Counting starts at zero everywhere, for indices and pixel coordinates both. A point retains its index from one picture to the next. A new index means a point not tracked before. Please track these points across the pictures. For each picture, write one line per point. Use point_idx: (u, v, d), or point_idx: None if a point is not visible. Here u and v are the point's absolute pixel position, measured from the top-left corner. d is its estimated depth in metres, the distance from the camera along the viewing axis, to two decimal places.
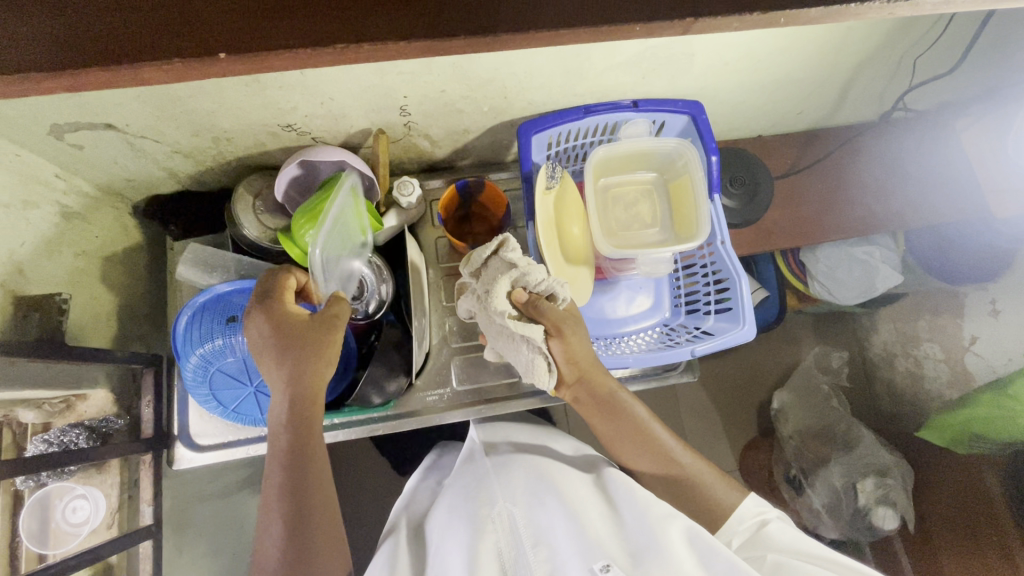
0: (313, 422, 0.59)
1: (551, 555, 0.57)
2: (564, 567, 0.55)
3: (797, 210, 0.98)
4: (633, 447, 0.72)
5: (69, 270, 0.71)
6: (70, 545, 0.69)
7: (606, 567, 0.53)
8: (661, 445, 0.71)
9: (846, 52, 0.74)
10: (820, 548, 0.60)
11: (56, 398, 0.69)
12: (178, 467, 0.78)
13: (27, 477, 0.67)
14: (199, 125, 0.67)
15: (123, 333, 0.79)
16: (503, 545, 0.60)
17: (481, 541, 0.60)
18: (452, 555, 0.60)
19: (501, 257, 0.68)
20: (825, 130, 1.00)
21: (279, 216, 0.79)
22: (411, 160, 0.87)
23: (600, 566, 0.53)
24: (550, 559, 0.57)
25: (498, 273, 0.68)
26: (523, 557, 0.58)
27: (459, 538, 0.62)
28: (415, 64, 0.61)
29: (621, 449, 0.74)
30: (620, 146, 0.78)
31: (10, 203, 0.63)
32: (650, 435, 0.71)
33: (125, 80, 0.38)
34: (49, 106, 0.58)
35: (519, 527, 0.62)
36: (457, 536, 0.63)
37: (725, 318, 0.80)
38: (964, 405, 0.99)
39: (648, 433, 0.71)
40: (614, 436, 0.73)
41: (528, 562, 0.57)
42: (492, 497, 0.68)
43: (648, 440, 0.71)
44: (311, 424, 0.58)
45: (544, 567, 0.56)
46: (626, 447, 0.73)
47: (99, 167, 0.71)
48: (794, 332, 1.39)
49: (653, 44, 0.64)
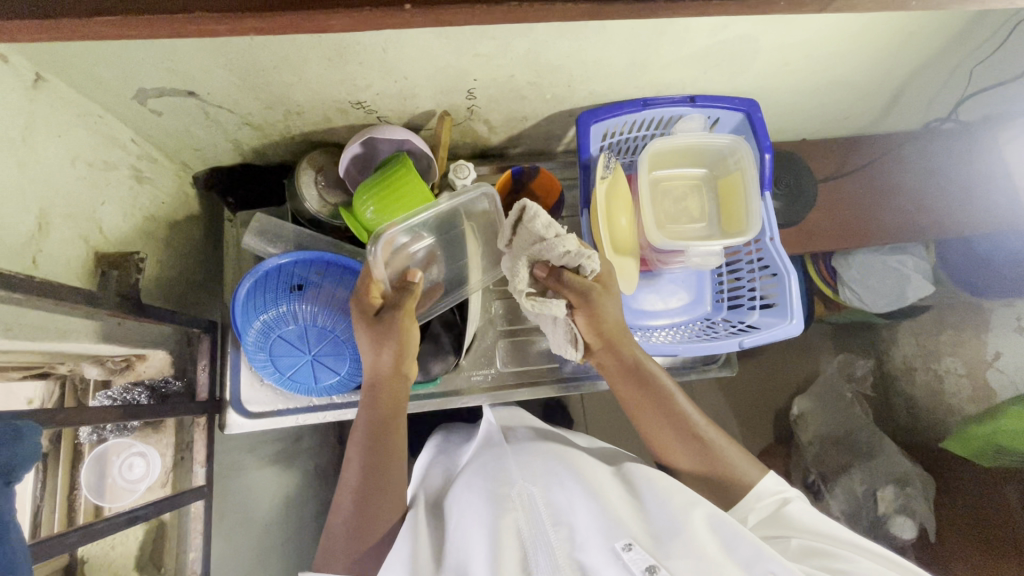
0: (395, 408, 0.67)
1: (568, 537, 0.51)
2: (583, 549, 0.49)
3: (839, 214, 0.99)
4: (662, 420, 0.71)
5: (138, 232, 0.73)
6: (127, 500, 0.71)
7: (629, 547, 0.48)
8: (690, 421, 0.70)
9: (903, 53, 0.77)
10: (843, 533, 0.58)
11: (119, 357, 0.72)
12: (229, 431, 0.79)
13: (91, 431, 0.71)
14: (275, 97, 0.69)
15: (182, 299, 0.82)
16: (522, 524, 0.53)
17: (500, 515, 0.52)
18: (462, 532, 0.54)
19: (527, 228, 0.64)
20: (870, 137, 1.01)
21: (339, 192, 0.81)
22: (465, 145, 0.89)
23: (622, 545, 0.48)
24: (568, 540, 0.51)
25: (525, 243, 0.66)
26: (542, 538, 0.51)
27: (471, 515, 0.55)
28: (493, 46, 0.63)
29: (648, 428, 0.72)
30: (675, 139, 0.79)
31: (93, 163, 0.65)
32: (677, 408, 0.71)
33: (294, 24, 0.41)
34: (142, 69, 0.60)
35: (534, 505, 0.55)
36: (467, 511, 0.56)
37: (771, 313, 0.82)
38: (991, 418, 0.97)
39: (676, 407, 0.71)
40: (642, 410, 0.72)
41: (547, 543, 0.50)
42: (502, 468, 0.61)
43: (677, 414, 0.70)
44: (392, 409, 0.67)
45: (563, 549, 0.50)
46: (654, 424, 0.72)
47: (172, 134, 0.74)
48: (819, 339, 1.40)
49: (722, 38, 0.67)
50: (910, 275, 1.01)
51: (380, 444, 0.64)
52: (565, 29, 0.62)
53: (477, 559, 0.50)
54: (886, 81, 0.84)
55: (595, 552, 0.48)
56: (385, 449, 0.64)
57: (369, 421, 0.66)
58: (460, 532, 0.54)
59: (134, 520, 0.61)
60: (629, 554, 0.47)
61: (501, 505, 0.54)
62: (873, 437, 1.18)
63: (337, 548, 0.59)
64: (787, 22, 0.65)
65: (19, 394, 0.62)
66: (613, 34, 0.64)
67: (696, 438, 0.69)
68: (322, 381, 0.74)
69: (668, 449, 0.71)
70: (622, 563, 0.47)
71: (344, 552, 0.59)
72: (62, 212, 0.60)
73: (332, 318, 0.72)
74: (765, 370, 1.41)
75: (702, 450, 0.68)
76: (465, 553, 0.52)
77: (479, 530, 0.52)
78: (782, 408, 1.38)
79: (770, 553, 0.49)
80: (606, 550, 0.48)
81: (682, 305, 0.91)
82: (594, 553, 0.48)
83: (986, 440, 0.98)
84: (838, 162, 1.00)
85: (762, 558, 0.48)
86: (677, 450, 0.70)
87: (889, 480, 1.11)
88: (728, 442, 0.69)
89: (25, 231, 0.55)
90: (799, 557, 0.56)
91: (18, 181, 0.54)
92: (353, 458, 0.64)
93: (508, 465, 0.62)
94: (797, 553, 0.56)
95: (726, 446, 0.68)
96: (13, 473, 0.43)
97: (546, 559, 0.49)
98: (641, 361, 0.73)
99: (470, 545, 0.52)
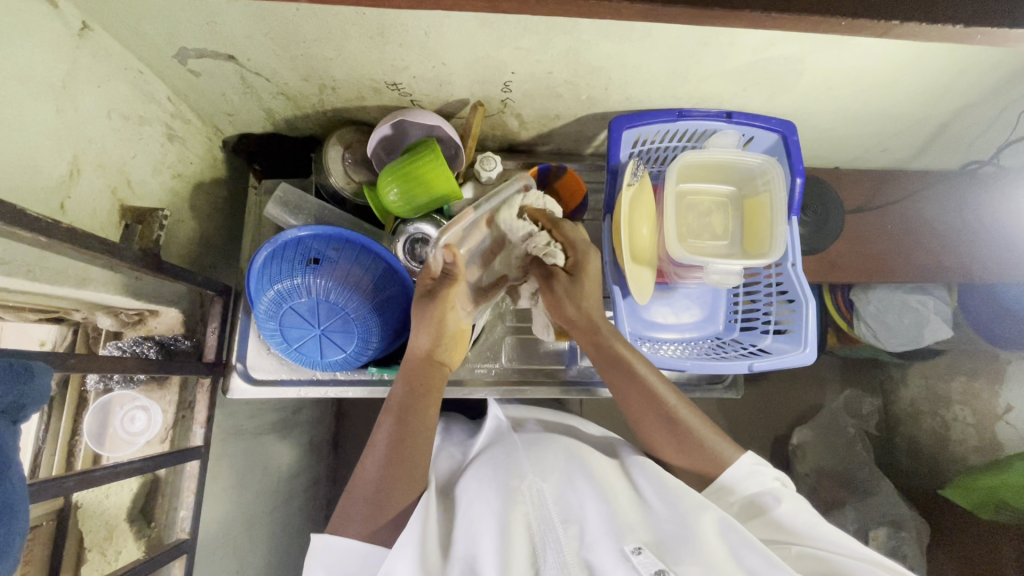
0: (431, 385, 0.67)
1: (577, 535, 0.51)
2: (592, 549, 0.49)
3: (867, 248, 0.97)
4: (630, 395, 0.67)
5: (165, 189, 0.74)
6: (124, 451, 0.72)
7: (638, 550, 0.48)
8: (661, 397, 0.66)
9: (951, 89, 0.75)
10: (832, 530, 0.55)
11: (133, 311, 0.73)
12: (232, 396, 0.80)
13: (97, 379, 0.72)
14: (313, 70, 0.69)
15: (200, 261, 0.82)
16: (532, 520, 0.52)
17: (511, 510, 0.52)
18: (470, 521, 0.53)
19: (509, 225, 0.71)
20: (906, 172, 0.99)
21: (365, 171, 0.81)
22: (495, 137, 0.89)
23: (631, 548, 0.48)
24: (577, 538, 0.50)
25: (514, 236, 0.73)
26: (551, 534, 0.51)
27: (480, 505, 0.54)
28: (535, 40, 0.63)
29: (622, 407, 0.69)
30: (707, 153, 0.78)
31: (130, 116, 0.66)
32: (647, 381, 0.67)
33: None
34: (185, 29, 0.60)
35: (544, 501, 0.54)
36: (473, 501, 0.55)
37: (784, 339, 0.81)
38: (994, 469, 0.95)
39: (647, 383, 0.67)
40: (612, 383, 0.69)
41: (556, 540, 0.50)
42: (512, 459, 0.60)
43: (648, 392, 0.66)
44: (427, 387, 0.67)
45: (572, 547, 0.50)
46: (626, 398, 0.68)
47: (208, 96, 0.74)
48: (827, 371, 1.38)
49: (768, 56, 0.67)
50: (929, 316, 0.99)
51: (410, 416, 0.64)
52: (610, 30, 0.61)
53: (485, 550, 0.49)
54: (933, 115, 0.82)
55: (602, 552, 0.48)
56: (416, 422, 0.63)
57: (401, 396, 0.65)
58: (465, 521, 0.53)
59: (131, 472, 0.62)
60: (638, 557, 0.47)
61: (509, 499, 0.53)
62: (871, 476, 1.16)
63: (356, 510, 0.59)
64: (835, 46, 0.65)
65: (32, 334, 0.65)
66: (659, 40, 0.63)
67: (666, 415, 0.65)
68: (327, 356, 0.74)
69: (641, 425, 0.67)
70: (631, 565, 0.47)
71: (363, 517, 0.58)
72: (94, 162, 0.61)
73: (344, 295, 0.72)
74: (767, 396, 1.39)
75: (674, 427, 0.65)
76: (473, 543, 0.51)
77: (488, 520, 0.52)
78: (781, 437, 1.36)
79: (778, 564, 0.48)
80: (615, 551, 0.48)
81: (694, 321, 0.90)
82: (602, 553, 0.48)
83: (989, 492, 0.95)
84: (871, 194, 0.97)
85: (768, 567, 0.47)
86: (647, 423, 0.66)
87: (882, 522, 1.09)
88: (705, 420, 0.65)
89: (56, 175, 0.56)
90: (801, 570, 0.52)
91: (53, 126, 0.55)
92: (382, 430, 0.63)
93: (517, 456, 0.60)
94: (799, 562, 0.53)
95: (703, 424, 0.65)
96: (20, 412, 0.43)
97: (556, 558, 0.49)
98: (612, 338, 0.69)
99: (478, 534, 0.51)
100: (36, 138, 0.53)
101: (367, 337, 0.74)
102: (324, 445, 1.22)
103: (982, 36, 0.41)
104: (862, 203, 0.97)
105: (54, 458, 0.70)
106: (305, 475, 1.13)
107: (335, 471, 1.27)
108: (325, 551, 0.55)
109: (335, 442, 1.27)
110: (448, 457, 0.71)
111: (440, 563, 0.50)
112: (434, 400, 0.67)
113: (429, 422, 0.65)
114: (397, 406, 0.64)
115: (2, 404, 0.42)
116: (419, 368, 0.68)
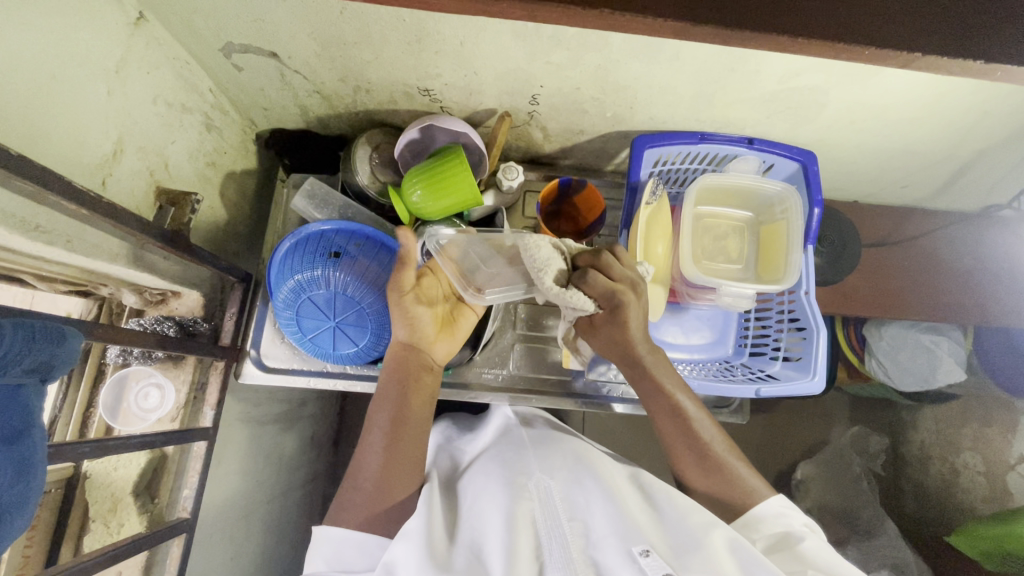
0: (419, 375, 0.65)
1: (582, 533, 0.51)
2: (598, 547, 0.49)
3: (884, 282, 0.95)
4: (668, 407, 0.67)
5: (199, 176, 0.76)
6: (134, 427, 0.73)
7: (646, 552, 0.46)
8: (698, 431, 0.66)
9: (973, 130, 0.76)
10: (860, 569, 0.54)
11: (157, 290, 0.75)
12: (243, 380, 0.83)
13: (117, 353, 0.74)
14: (350, 71, 0.72)
15: (225, 248, 0.85)
16: (537, 514, 0.53)
17: (517, 506, 0.52)
18: (477, 514, 0.54)
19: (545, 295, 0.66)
20: (925, 210, 0.98)
21: (391, 171, 0.84)
22: (518, 148, 0.91)
23: (639, 550, 0.46)
24: (581, 537, 0.50)
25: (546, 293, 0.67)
26: (556, 529, 0.51)
27: (488, 500, 0.55)
28: (566, 56, 0.65)
29: (652, 421, 0.69)
30: (726, 176, 0.78)
31: (173, 103, 0.69)
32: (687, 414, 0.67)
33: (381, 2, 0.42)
34: (233, 24, 0.63)
35: (550, 497, 0.55)
36: (481, 496, 0.56)
37: (792, 367, 0.81)
38: (1003, 520, 0.93)
39: (686, 416, 0.67)
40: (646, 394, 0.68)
41: (561, 535, 0.50)
42: (519, 458, 0.61)
43: (684, 420, 0.66)
44: (418, 372, 0.66)
45: (577, 543, 0.50)
46: (665, 430, 0.68)
47: (247, 90, 0.77)
48: (833, 407, 1.37)
49: (792, 86, 0.68)
50: (942, 358, 0.98)
51: (402, 433, 0.62)
52: (640, 51, 0.63)
53: (491, 541, 0.50)
54: (954, 154, 0.83)
55: (610, 553, 0.47)
56: (409, 436, 0.62)
57: (392, 390, 0.64)
58: (474, 515, 0.54)
59: (142, 446, 0.63)
60: (646, 560, 0.46)
61: (517, 494, 0.54)
62: (875, 517, 1.13)
63: (356, 500, 0.59)
64: (861, 78, 0.66)
65: (60, 305, 0.69)
66: (686, 63, 0.65)
67: (704, 450, 0.65)
68: (339, 349, 0.76)
69: (670, 445, 0.67)
70: (638, 567, 0.45)
71: (361, 504, 0.59)
72: (136, 144, 0.64)
73: (361, 290, 0.73)
74: (772, 427, 1.38)
75: (705, 458, 0.65)
76: (479, 533, 0.52)
77: (494, 514, 0.52)
78: (783, 470, 1.34)
79: None
80: (622, 552, 0.47)
81: (704, 343, 0.89)
82: (609, 553, 0.47)
83: (997, 543, 0.92)
84: (889, 230, 0.97)
85: None
86: (681, 455, 0.66)
87: (885, 565, 1.06)
88: (738, 458, 0.66)
89: (101, 152, 0.58)
90: None
91: (101, 106, 0.58)
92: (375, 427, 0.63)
93: (525, 456, 0.61)
94: None
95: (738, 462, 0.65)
96: (49, 372, 0.45)
97: (560, 553, 0.48)
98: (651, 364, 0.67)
99: (485, 528, 0.52)
100: (85, 117, 0.56)
101: (380, 333, 0.76)
102: (324, 439, 1.23)
103: (1005, 73, 0.41)
104: (879, 237, 0.97)
105: (68, 428, 0.72)
106: (304, 469, 1.14)
107: (333, 468, 1.28)
108: (327, 543, 0.57)
109: (335, 438, 1.28)
110: (450, 455, 0.72)
111: (445, 547, 0.51)
112: (425, 385, 0.66)
113: (420, 404, 0.64)
114: (385, 433, 0.62)
115: (34, 364, 0.43)
116: (404, 359, 0.66)
